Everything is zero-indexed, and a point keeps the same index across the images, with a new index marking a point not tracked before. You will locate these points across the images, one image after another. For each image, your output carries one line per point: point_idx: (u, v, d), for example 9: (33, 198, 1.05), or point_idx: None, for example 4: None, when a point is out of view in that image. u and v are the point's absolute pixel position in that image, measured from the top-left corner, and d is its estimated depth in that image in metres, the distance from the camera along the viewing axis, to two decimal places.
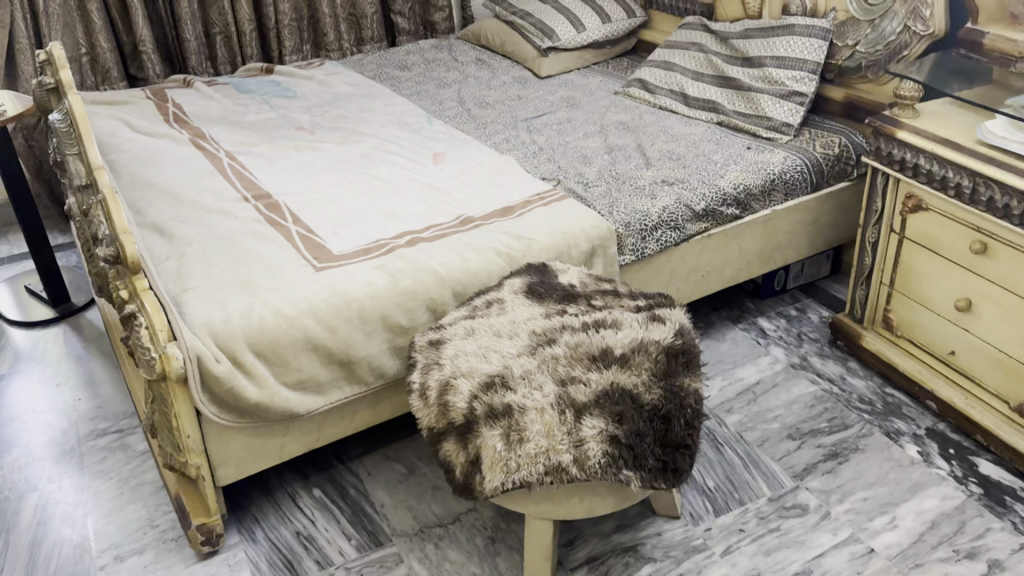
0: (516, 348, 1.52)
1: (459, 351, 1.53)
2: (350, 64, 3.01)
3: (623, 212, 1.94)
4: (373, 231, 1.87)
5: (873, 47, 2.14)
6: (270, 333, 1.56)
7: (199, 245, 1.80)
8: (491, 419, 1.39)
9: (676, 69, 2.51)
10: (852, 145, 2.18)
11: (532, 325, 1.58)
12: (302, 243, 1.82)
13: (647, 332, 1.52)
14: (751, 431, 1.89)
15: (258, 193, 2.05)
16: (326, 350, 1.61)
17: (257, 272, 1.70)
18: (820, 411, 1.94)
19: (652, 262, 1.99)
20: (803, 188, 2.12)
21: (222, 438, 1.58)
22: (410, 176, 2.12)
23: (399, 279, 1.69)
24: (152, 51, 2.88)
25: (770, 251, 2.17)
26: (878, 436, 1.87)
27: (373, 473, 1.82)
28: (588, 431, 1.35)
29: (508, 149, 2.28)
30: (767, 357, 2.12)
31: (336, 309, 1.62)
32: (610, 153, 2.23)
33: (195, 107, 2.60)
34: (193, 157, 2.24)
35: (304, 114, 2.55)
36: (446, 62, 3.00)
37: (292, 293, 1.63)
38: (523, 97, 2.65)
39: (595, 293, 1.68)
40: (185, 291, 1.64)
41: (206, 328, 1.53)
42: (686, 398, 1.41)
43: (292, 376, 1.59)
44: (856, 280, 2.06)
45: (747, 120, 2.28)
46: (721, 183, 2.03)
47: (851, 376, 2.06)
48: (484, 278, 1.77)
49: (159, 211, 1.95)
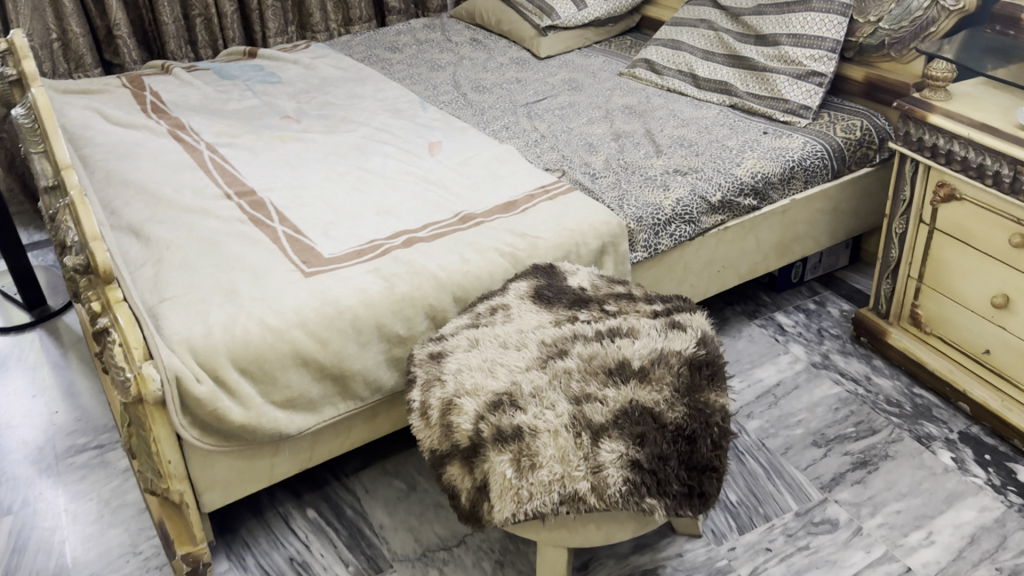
0: (524, 361, 1.39)
1: (462, 366, 1.40)
2: (338, 46, 2.86)
3: (634, 205, 1.81)
4: (366, 231, 1.73)
5: (898, 24, 1.97)
6: (255, 347, 1.43)
7: (177, 250, 1.67)
8: (499, 442, 1.27)
9: (684, 48, 2.37)
10: (875, 128, 2.04)
11: (541, 335, 1.45)
12: (290, 245, 1.69)
13: (667, 342, 1.40)
14: (773, 438, 1.77)
15: (242, 189, 1.91)
16: (317, 365, 1.48)
17: (241, 279, 1.57)
18: (845, 415, 1.83)
19: (665, 259, 1.86)
20: (823, 174, 1.99)
21: (205, 462, 1.45)
22: (406, 168, 1.98)
23: (395, 285, 1.57)
24: (128, 35, 2.73)
25: (789, 242, 2.04)
26: (908, 441, 1.75)
27: (371, 491, 1.70)
28: (607, 456, 1.23)
29: (508, 137, 2.14)
30: (786, 356, 2.00)
31: (327, 319, 1.49)
32: (617, 140, 2.09)
33: (173, 96, 2.45)
34: (171, 150, 2.10)
35: (290, 102, 2.40)
36: (439, 42, 2.85)
37: (278, 302, 1.50)
38: (522, 80, 2.50)
39: (607, 298, 1.55)
40: (163, 302, 1.51)
41: (185, 344, 1.40)
42: (712, 415, 1.29)
43: (280, 394, 1.46)
44: (881, 273, 1.94)
45: (762, 103, 2.15)
46: (738, 172, 1.90)
47: (876, 376, 1.94)
48: (486, 282, 1.64)
49: (135, 211, 1.82)
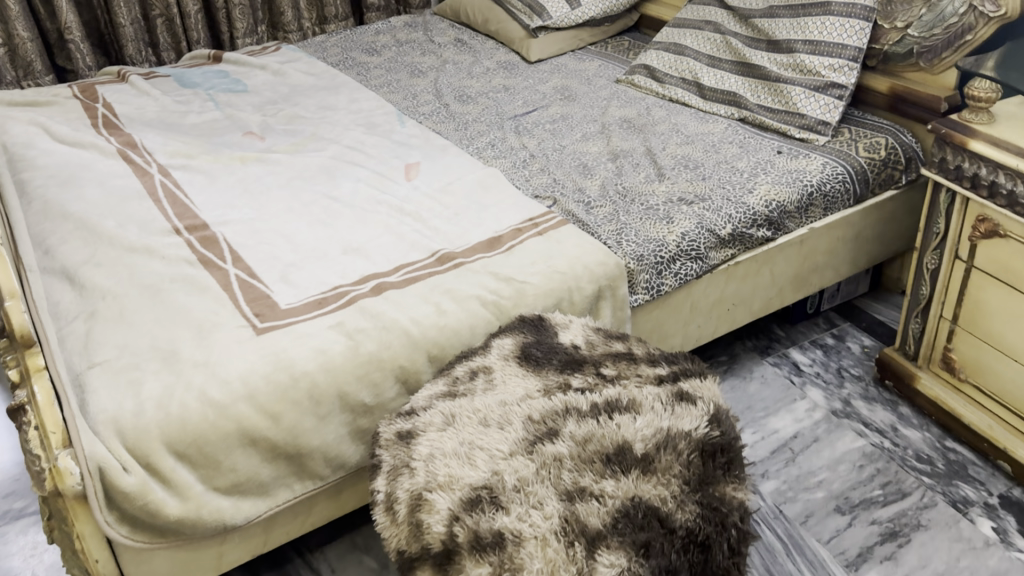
0: (508, 444, 1.19)
1: (435, 451, 1.19)
2: (311, 48, 2.64)
3: (634, 241, 1.60)
4: (330, 275, 1.53)
5: (929, 31, 1.77)
6: (193, 428, 1.23)
7: (115, 300, 1.47)
8: (476, 551, 1.06)
9: (688, 53, 2.16)
10: (901, 146, 1.84)
11: (527, 409, 1.25)
12: (243, 293, 1.48)
13: (674, 420, 1.20)
14: (791, 503, 1.58)
15: (193, 223, 1.69)
16: (268, 444, 1.28)
17: (183, 337, 1.37)
18: (870, 474, 1.63)
19: (669, 299, 1.65)
20: (845, 200, 1.79)
21: (140, 557, 1.25)
22: (377, 196, 1.77)
23: (361, 345, 1.36)
24: (80, 39, 2.50)
25: (807, 274, 1.84)
26: (943, 507, 1.56)
27: (338, 572, 1.50)
28: (605, 572, 1.01)
29: (493, 156, 1.93)
30: (803, 402, 1.81)
31: (281, 389, 1.29)
32: (614, 160, 1.88)
33: (128, 108, 2.23)
34: (119, 174, 1.89)
35: (255, 114, 2.18)
36: (421, 44, 2.63)
37: (223, 369, 1.29)
38: (510, 88, 2.28)
39: (604, 358, 1.34)
40: (92, 369, 1.32)
41: (111, 425, 1.21)
42: (729, 516, 1.10)
43: (224, 480, 1.26)
44: (910, 311, 1.74)
45: (774, 116, 1.94)
46: (750, 200, 1.70)
47: (903, 426, 1.74)
48: (467, 337, 1.44)
49: (71, 252, 1.61)
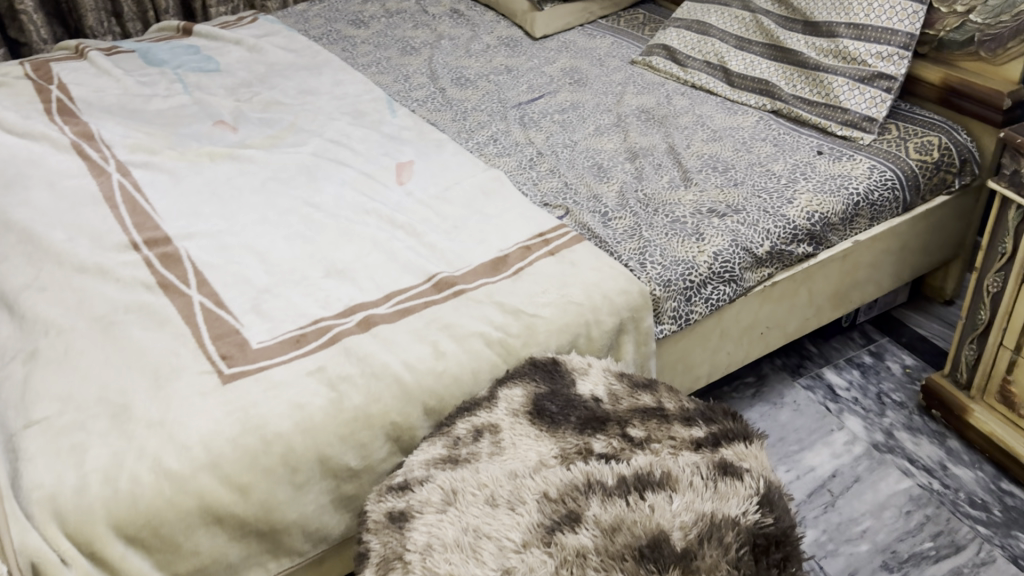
0: (520, 532, 0.99)
1: (433, 541, 1.01)
2: (292, 18, 2.39)
3: (661, 263, 1.39)
4: (310, 305, 1.32)
5: (995, 18, 1.56)
6: (146, 507, 1.03)
7: (60, 336, 1.26)
8: None
9: (713, 33, 1.93)
10: (955, 146, 1.62)
11: (542, 483, 1.05)
12: (209, 327, 1.27)
13: (718, 502, 0.99)
14: (833, 558, 1.41)
15: (153, 235, 1.47)
16: (236, 522, 1.09)
17: (138, 387, 1.16)
18: (920, 522, 1.46)
19: (698, 327, 1.46)
20: (893, 209, 1.58)
21: None
22: (365, 202, 1.56)
23: (346, 398, 1.17)
24: (34, 9, 2.26)
25: (847, 290, 1.64)
26: (1002, 564, 1.38)
27: None
28: None
29: (496, 154, 1.71)
30: (841, 435, 1.63)
31: (251, 455, 1.10)
32: (633, 160, 1.67)
33: (86, 90, 1.99)
34: (71, 171, 1.66)
35: (227, 99, 1.95)
36: (413, 15, 2.38)
37: (183, 432, 1.09)
38: (512, 69, 2.06)
39: (631, 415, 1.15)
40: (30, 429, 1.11)
41: (48, 506, 1.00)
42: None
43: (185, 564, 1.07)
44: (964, 336, 1.55)
45: (813, 109, 1.72)
46: (789, 211, 1.49)
47: (953, 465, 1.57)
48: (469, 384, 1.24)
49: (12, 274, 1.40)
